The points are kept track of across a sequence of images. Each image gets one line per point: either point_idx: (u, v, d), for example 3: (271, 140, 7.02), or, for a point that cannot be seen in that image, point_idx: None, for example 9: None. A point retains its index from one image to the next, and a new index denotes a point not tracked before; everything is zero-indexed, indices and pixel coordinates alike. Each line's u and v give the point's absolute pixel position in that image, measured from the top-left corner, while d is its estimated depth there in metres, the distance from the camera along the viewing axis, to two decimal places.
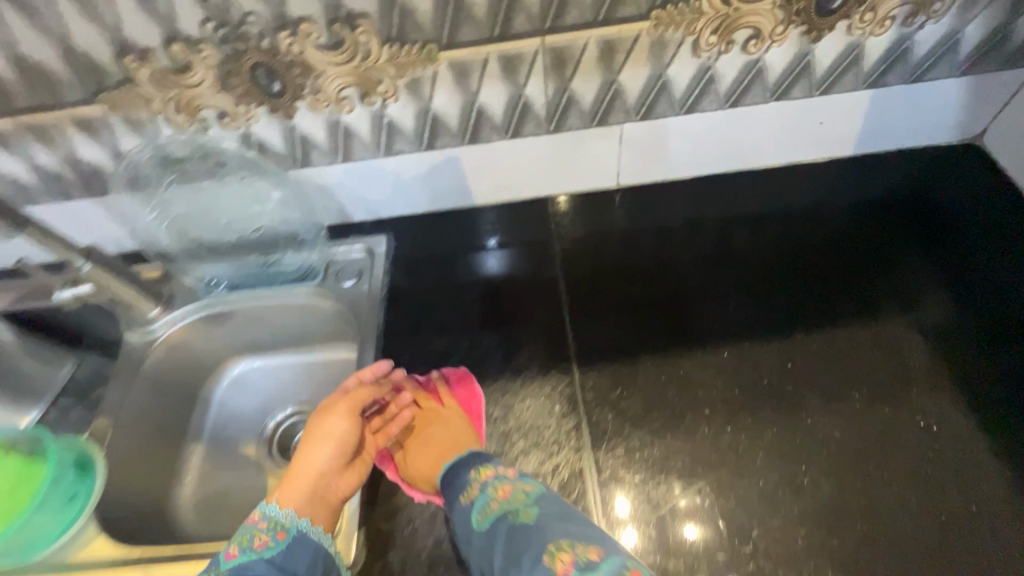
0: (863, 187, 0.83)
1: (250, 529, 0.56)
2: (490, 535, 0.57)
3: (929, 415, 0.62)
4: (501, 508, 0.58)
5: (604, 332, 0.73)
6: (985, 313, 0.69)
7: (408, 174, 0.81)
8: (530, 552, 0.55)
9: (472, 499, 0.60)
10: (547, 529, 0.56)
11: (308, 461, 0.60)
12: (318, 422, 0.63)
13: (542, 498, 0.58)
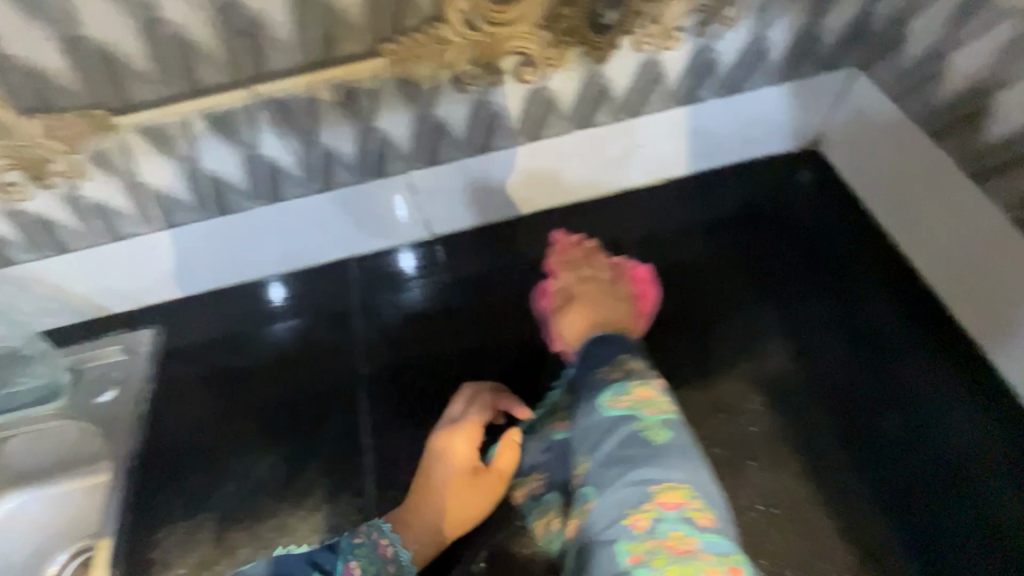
0: (700, 211, 0.73)
1: (375, 551, 0.50)
2: (598, 428, 0.50)
3: (767, 496, 0.54)
4: (631, 411, 0.50)
5: (414, 429, 0.61)
6: (826, 363, 0.62)
7: (154, 256, 0.64)
8: (650, 467, 0.46)
9: (616, 382, 0.52)
10: (671, 464, 0.47)
11: (444, 512, 0.54)
12: (451, 467, 0.56)
13: (678, 426, 0.50)
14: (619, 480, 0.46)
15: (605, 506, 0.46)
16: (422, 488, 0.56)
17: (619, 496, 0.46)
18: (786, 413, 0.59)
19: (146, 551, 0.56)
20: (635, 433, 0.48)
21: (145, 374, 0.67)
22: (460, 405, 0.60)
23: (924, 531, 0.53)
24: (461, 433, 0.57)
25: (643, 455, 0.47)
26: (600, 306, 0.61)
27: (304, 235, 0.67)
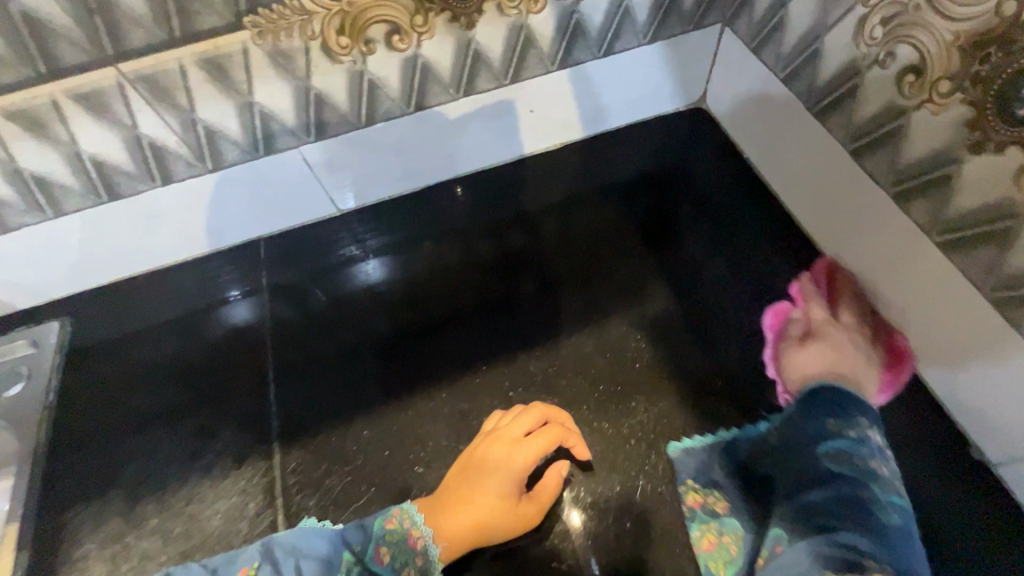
0: (593, 172, 0.76)
1: (405, 545, 0.51)
2: (823, 481, 0.49)
3: (645, 424, 0.58)
4: (858, 474, 0.48)
5: (321, 391, 0.63)
6: (723, 324, 0.63)
7: (49, 247, 0.64)
8: (854, 540, 0.45)
9: (842, 435, 0.51)
10: (903, 551, 0.44)
11: (479, 526, 0.52)
12: (498, 490, 0.53)
13: (909, 518, 0.47)
14: (826, 538, 0.46)
15: (810, 555, 0.45)
16: (460, 494, 0.53)
17: (820, 555, 0.45)
18: (673, 353, 0.62)
19: (53, 533, 0.56)
20: (879, 503, 0.47)
21: (53, 366, 0.67)
22: (525, 422, 0.55)
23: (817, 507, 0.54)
24: (520, 456, 0.54)
25: (887, 531, 0.45)
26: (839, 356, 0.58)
27: (206, 217, 0.68)
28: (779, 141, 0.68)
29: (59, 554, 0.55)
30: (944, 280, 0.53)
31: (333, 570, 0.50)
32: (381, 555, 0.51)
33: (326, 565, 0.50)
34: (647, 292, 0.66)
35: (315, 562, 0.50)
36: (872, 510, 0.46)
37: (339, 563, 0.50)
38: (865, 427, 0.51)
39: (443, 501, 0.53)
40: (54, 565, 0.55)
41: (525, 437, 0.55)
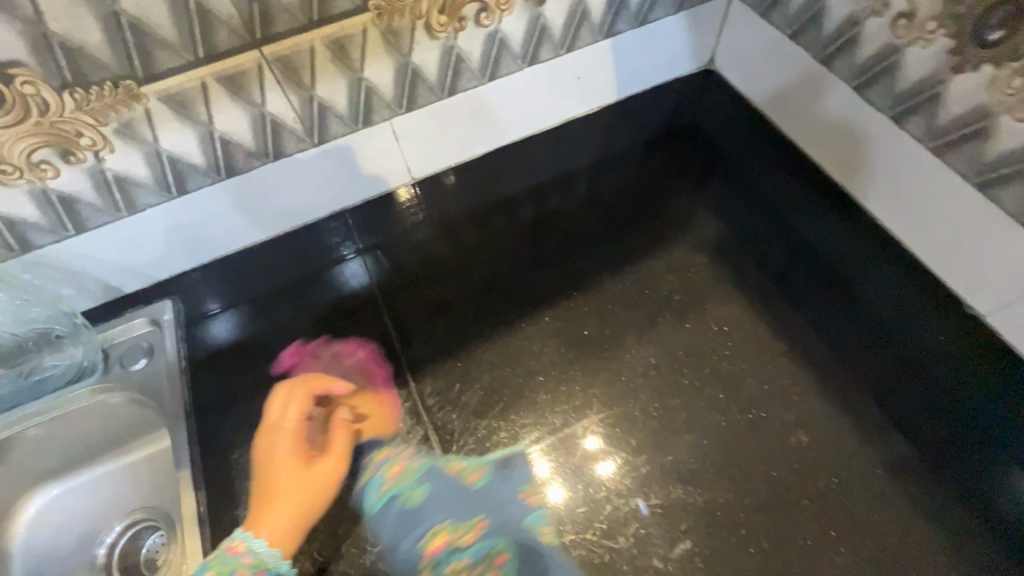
0: (628, 130, 0.88)
1: (232, 560, 0.52)
2: (376, 514, 0.61)
3: (720, 319, 0.70)
4: (394, 490, 0.62)
5: (435, 329, 0.72)
6: (763, 239, 0.77)
7: (170, 226, 0.71)
8: (414, 531, 0.61)
9: (366, 483, 0.63)
10: (432, 511, 0.62)
11: (293, 504, 0.56)
12: (288, 465, 0.58)
13: (437, 476, 0.63)
14: (404, 544, 0.60)
15: (405, 556, 0.59)
16: (264, 495, 0.57)
17: (415, 555, 0.60)
18: (726, 266, 0.74)
19: (223, 471, 0.63)
20: (412, 489, 0.62)
21: (175, 340, 0.73)
22: (278, 405, 0.62)
23: (866, 387, 0.66)
24: (286, 432, 0.60)
25: (411, 513, 0.62)
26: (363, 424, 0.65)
27: (306, 190, 0.76)
28: (785, 90, 0.82)
29: (236, 489, 0.63)
30: (938, 175, 0.68)
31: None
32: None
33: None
34: (694, 222, 0.79)
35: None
36: (398, 526, 0.61)
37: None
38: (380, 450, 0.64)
39: (254, 514, 0.56)
40: (234, 498, 0.62)
41: (282, 418, 0.61)
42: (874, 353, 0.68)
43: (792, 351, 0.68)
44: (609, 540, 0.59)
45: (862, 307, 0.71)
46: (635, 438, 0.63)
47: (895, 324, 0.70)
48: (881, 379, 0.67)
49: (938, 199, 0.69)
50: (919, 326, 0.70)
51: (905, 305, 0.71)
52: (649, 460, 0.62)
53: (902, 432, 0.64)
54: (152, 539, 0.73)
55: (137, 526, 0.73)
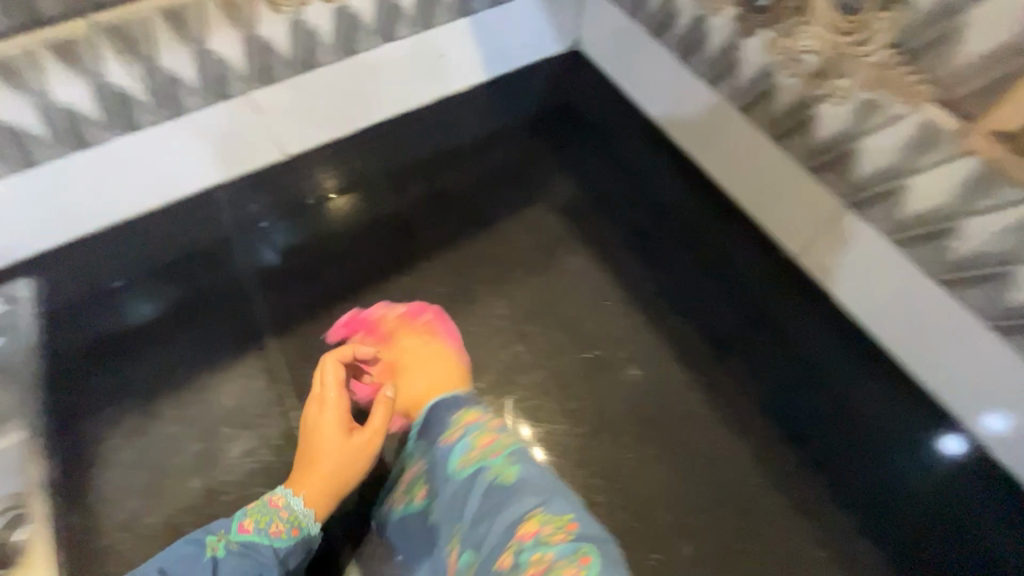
0: (500, 107, 0.94)
1: (271, 513, 0.56)
2: (462, 495, 0.56)
3: (567, 272, 0.76)
4: (480, 462, 0.56)
5: (300, 295, 0.74)
6: (611, 201, 0.84)
7: (22, 202, 0.70)
8: (501, 516, 0.53)
9: (454, 444, 0.58)
10: (527, 491, 0.54)
11: (328, 472, 0.58)
12: (328, 434, 0.59)
13: (525, 459, 0.57)
14: (491, 528, 0.53)
15: (488, 545, 0.52)
16: (306, 459, 0.59)
17: (489, 543, 0.52)
18: (577, 225, 0.81)
19: (76, 437, 0.64)
20: (503, 466, 0.56)
21: (32, 317, 0.72)
22: (324, 374, 0.62)
23: (698, 332, 0.73)
24: (327, 404, 0.60)
25: (498, 488, 0.55)
26: (428, 369, 0.67)
27: (169, 164, 0.77)
28: (634, 66, 0.90)
29: (89, 453, 0.63)
30: (761, 146, 0.73)
31: (199, 558, 0.53)
32: (246, 526, 0.55)
33: (188, 558, 0.53)
34: (552, 187, 0.85)
35: (180, 561, 0.53)
36: (476, 508, 0.54)
37: (204, 550, 0.54)
38: (461, 422, 0.60)
39: (296, 473, 0.59)
40: (86, 462, 0.63)
41: (326, 388, 0.61)
42: (707, 302, 0.75)
43: (630, 296, 0.75)
44: None
45: (699, 261, 0.78)
46: (481, 381, 0.68)
47: (740, 282, 0.76)
48: (716, 329, 0.73)
49: (762, 165, 0.74)
50: (756, 280, 0.76)
51: (732, 252, 0.78)
52: (493, 400, 0.67)
53: (722, 364, 0.71)
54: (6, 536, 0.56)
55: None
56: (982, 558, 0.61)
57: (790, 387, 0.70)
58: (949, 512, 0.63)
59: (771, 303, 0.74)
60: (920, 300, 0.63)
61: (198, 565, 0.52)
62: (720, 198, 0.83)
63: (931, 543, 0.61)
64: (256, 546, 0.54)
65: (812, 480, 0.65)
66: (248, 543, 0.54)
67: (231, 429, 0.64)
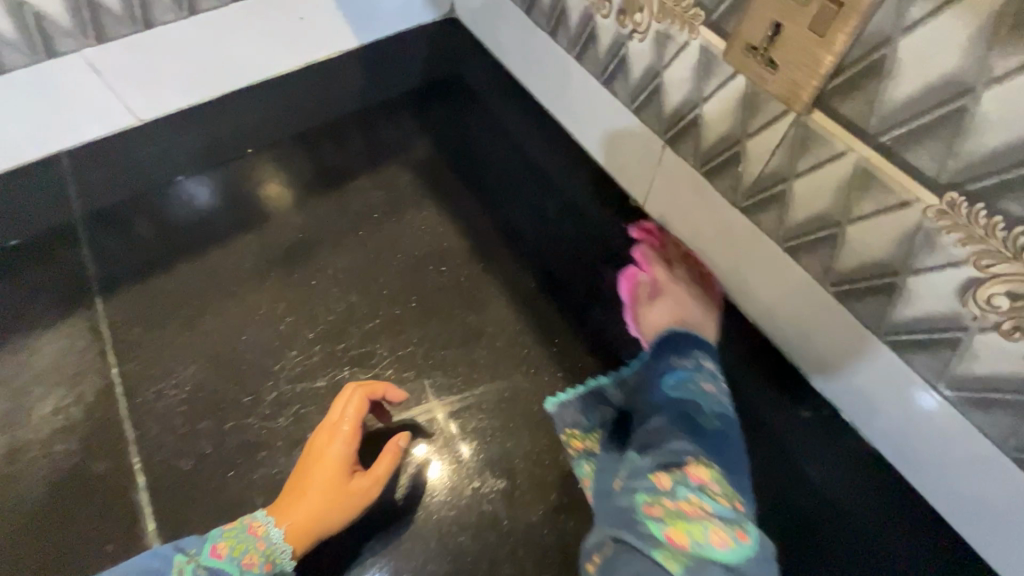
0: (374, 73, 0.91)
1: (249, 541, 0.53)
2: (664, 406, 0.56)
3: (416, 225, 0.75)
4: (695, 394, 0.57)
5: (134, 256, 0.72)
6: (471, 157, 0.83)
7: None
8: (682, 448, 0.52)
9: (682, 366, 0.59)
10: (715, 450, 0.52)
11: (314, 509, 0.54)
12: (327, 469, 0.55)
13: (729, 421, 0.55)
14: (660, 447, 0.53)
15: (649, 458, 0.53)
16: (296, 486, 0.56)
17: (653, 459, 0.52)
18: (431, 180, 0.80)
19: None
20: (708, 413, 0.55)
21: None
22: (340, 403, 0.58)
23: (532, 273, 0.71)
24: (340, 437, 0.57)
25: (698, 428, 0.54)
26: (682, 305, 0.66)
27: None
28: (495, 29, 0.89)
29: None
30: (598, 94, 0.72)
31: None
32: (220, 550, 0.52)
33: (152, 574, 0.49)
34: (412, 146, 0.84)
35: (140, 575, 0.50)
36: (664, 428, 0.54)
37: (171, 569, 0.51)
38: (701, 359, 0.61)
39: (284, 498, 0.56)
40: None
41: (343, 420, 0.58)
42: (553, 254, 0.73)
43: (477, 246, 0.74)
44: (270, 422, 0.60)
45: (549, 212, 0.77)
46: (314, 330, 0.67)
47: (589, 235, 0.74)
48: (550, 269, 0.72)
49: (600, 109, 0.73)
50: (605, 234, 0.74)
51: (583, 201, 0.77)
52: (322, 348, 0.65)
53: (557, 304, 0.69)
54: None
55: None
56: (814, 554, 0.55)
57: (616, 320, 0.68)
58: (782, 500, 0.57)
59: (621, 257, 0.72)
60: (772, 259, 0.58)
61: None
62: (580, 154, 0.81)
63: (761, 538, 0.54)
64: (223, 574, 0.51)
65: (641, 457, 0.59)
66: (218, 570, 0.51)
67: (45, 388, 0.62)
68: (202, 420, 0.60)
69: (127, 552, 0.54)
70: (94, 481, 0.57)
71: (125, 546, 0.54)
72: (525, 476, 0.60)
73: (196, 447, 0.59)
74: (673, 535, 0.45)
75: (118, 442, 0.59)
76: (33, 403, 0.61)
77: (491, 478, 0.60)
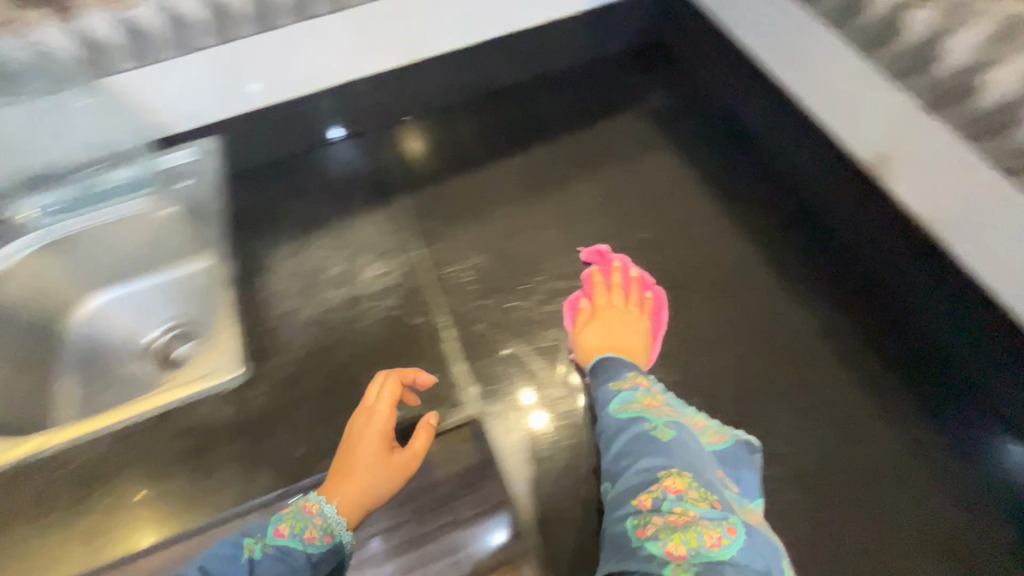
0: (609, 37, 1.02)
1: (305, 518, 0.54)
2: (621, 430, 0.62)
3: (656, 165, 0.87)
4: (642, 414, 0.63)
5: (423, 166, 0.89)
6: (700, 116, 0.94)
7: (221, 74, 0.88)
8: (653, 461, 0.58)
9: (621, 391, 0.64)
10: (679, 455, 0.59)
11: (363, 483, 0.57)
12: (370, 448, 0.59)
13: (682, 429, 0.62)
14: (632, 469, 0.58)
15: (628, 480, 0.58)
16: (341, 466, 0.59)
17: (631, 484, 0.57)
18: (665, 131, 0.92)
19: (248, 247, 0.82)
20: (664, 425, 0.62)
21: (218, 169, 0.94)
22: (375, 389, 0.62)
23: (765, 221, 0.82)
24: (377, 417, 0.60)
25: (663, 445, 0.59)
26: (615, 331, 0.71)
27: (325, 54, 0.91)
28: None
29: (256, 266, 0.80)
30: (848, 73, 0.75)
31: (236, 558, 0.51)
32: (280, 530, 0.53)
33: (225, 557, 0.50)
34: (646, 99, 0.95)
35: (216, 561, 0.50)
36: (635, 449, 0.60)
37: (242, 552, 0.51)
38: (633, 376, 0.66)
39: (330, 479, 0.58)
40: (257, 265, 0.80)
41: (377, 402, 0.61)
42: (780, 210, 0.84)
43: (707, 190, 0.85)
44: (545, 304, 0.74)
45: (779, 177, 0.87)
46: (574, 240, 0.79)
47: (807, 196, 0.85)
48: (782, 225, 0.82)
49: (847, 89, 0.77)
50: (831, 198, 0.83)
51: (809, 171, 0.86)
52: (581, 256, 0.78)
53: (790, 253, 0.80)
54: (182, 347, 0.95)
55: (175, 331, 0.96)
56: None
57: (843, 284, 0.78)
58: (1005, 463, 0.66)
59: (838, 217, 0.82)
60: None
61: (234, 565, 0.50)
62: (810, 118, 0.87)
63: (986, 499, 0.64)
64: (291, 552, 0.52)
65: (852, 386, 0.71)
66: (282, 548, 0.52)
67: (369, 256, 0.79)
68: (492, 296, 0.75)
69: (443, 384, 0.69)
70: (414, 331, 0.72)
71: (442, 381, 0.69)
72: (760, 389, 0.71)
73: (488, 315, 0.73)
74: (671, 548, 0.50)
75: (427, 304, 0.74)
76: (361, 267, 0.78)
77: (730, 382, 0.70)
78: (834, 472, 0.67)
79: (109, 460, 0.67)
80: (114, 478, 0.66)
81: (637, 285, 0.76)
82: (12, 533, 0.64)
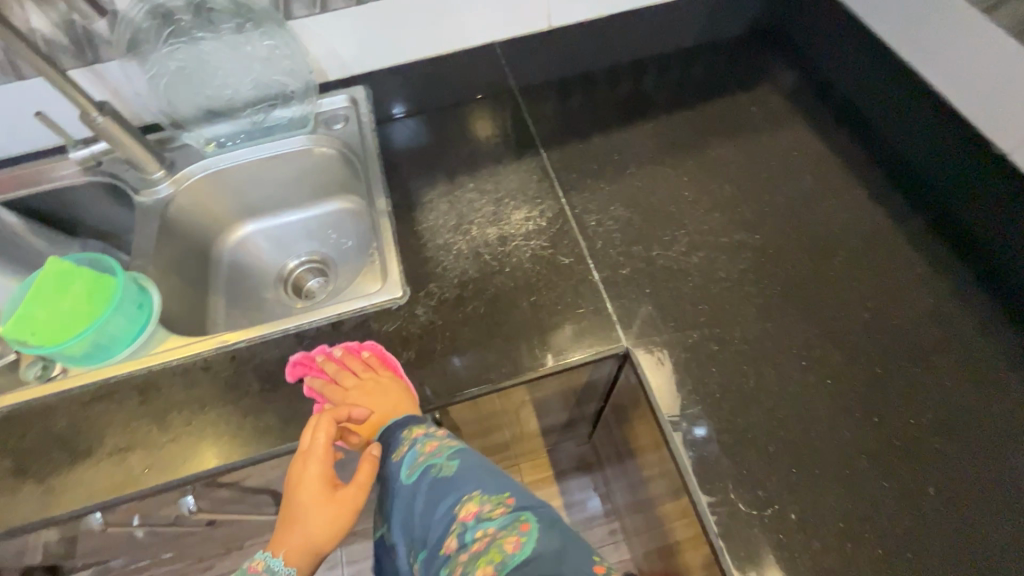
0: (737, 20, 1.07)
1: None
2: (414, 487, 0.60)
3: (785, 141, 0.92)
4: (428, 462, 0.61)
5: (562, 125, 0.96)
6: (829, 98, 0.98)
7: (378, 27, 0.94)
8: (450, 501, 0.57)
9: (401, 459, 0.63)
10: (466, 480, 0.59)
11: (311, 530, 0.59)
12: (310, 491, 0.60)
13: (464, 455, 0.62)
14: (434, 514, 0.57)
15: (433, 528, 0.57)
16: (286, 518, 0.60)
17: (438, 529, 0.56)
18: (793, 109, 0.97)
19: (402, 185, 0.90)
20: (450, 459, 0.61)
21: (369, 112, 0.98)
22: (308, 433, 0.63)
23: (899, 196, 0.85)
24: (314, 459, 0.62)
25: (448, 482, 0.59)
26: (377, 401, 0.68)
27: (472, 16, 0.98)
28: None
29: (411, 203, 0.87)
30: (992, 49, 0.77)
31: None
32: None
33: None
34: (773, 80, 1.01)
35: None
36: (431, 495, 0.59)
37: None
38: (413, 431, 0.65)
39: (277, 532, 0.60)
40: (412, 203, 0.87)
41: (310, 445, 0.63)
42: (912, 186, 0.86)
43: (836, 166, 0.89)
44: (685, 254, 0.79)
45: (910, 153, 0.89)
46: (709, 200, 0.85)
47: (934, 180, 0.86)
48: (914, 201, 0.85)
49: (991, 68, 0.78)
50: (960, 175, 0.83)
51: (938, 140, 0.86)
52: (718, 215, 0.83)
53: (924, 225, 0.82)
54: (312, 281, 1.02)
55: (309, 265, 1.03)
56: None
57: (978, 255, 0.79)
58: None
59: (972, 195, 0.82)
60: None
61: None
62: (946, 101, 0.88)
63: None
64: None
65: (983, 350, 0.72)
66: None
67: (518, 202, 0.85)
68: (634, 245, 0.80)
69: (594, 317, 0.74)
70: (561, 270, 0.78)
71: (591, 314, 0.74)
72: (895, 347, 0.72)
73: (632, 261, 0.79)
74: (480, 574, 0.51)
75: (574, 246, 0.80)
76: (510, 209, 0.85)
77: (868, 339, 0.73)
78: (982, 432, 0.67)
79: (288, 359, 0.74)
80: (293, 375, 0.73)
81: (349, 356, 0.73)
82: (202, 415, 0.71)
